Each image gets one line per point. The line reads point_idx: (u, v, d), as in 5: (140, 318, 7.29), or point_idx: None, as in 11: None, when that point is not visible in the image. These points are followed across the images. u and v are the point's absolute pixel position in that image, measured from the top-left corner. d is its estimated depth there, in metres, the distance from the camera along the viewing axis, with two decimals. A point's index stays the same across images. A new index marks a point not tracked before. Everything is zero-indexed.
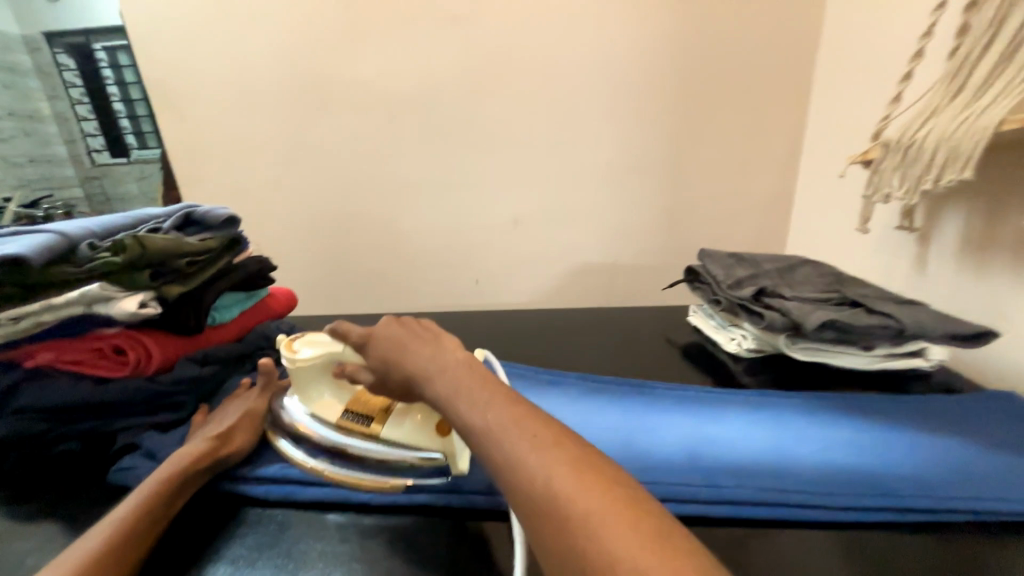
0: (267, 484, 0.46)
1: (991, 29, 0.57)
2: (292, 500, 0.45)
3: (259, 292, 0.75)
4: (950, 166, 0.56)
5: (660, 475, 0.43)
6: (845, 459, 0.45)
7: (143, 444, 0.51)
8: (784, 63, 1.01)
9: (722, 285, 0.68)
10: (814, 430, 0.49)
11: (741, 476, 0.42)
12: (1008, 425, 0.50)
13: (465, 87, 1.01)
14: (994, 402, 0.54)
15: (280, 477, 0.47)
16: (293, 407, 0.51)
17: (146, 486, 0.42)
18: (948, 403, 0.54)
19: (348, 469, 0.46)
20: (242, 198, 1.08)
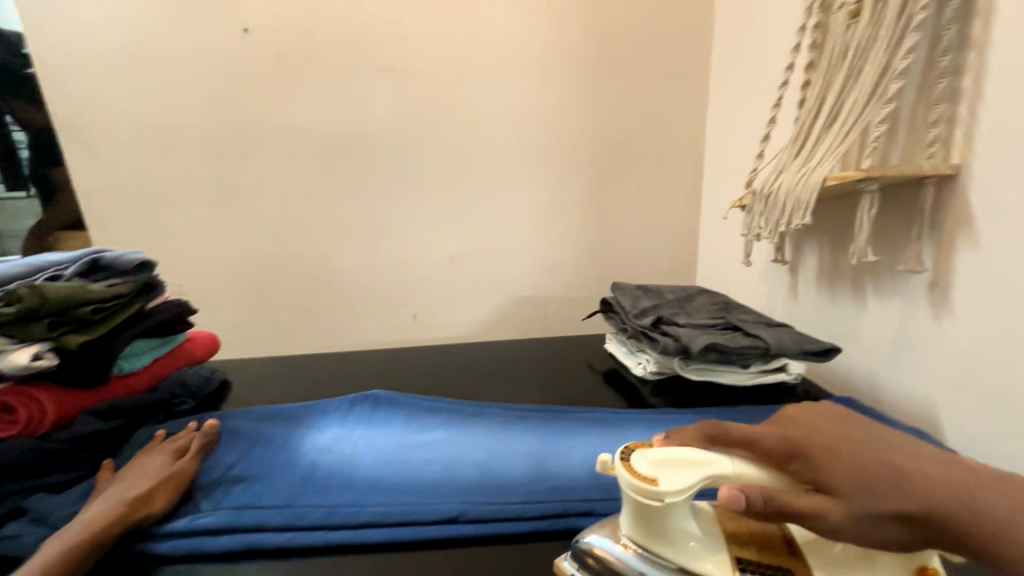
0: (176, 538, 0.45)
1: (817, 105, 0.72)
2: (200, 552, 0.44)
3: (176, 338, 0.73)
4: (795, 213, 0.69)
5: (525, 495, 0.48)
6: None
7: (32, 508, 0.47)
8: (681, 115, 1.17)
9: (629, 314, 0.77)
10: None
11: (595, 489, 0.48)
12: None
13: (397, 130, 1.07)
14: None
15: (188, 531, 0.45)
16: (637, 565, 0.33)
17: (45, 552, 0.40)
18: None
19: None
20: (163, 239, 1.04)
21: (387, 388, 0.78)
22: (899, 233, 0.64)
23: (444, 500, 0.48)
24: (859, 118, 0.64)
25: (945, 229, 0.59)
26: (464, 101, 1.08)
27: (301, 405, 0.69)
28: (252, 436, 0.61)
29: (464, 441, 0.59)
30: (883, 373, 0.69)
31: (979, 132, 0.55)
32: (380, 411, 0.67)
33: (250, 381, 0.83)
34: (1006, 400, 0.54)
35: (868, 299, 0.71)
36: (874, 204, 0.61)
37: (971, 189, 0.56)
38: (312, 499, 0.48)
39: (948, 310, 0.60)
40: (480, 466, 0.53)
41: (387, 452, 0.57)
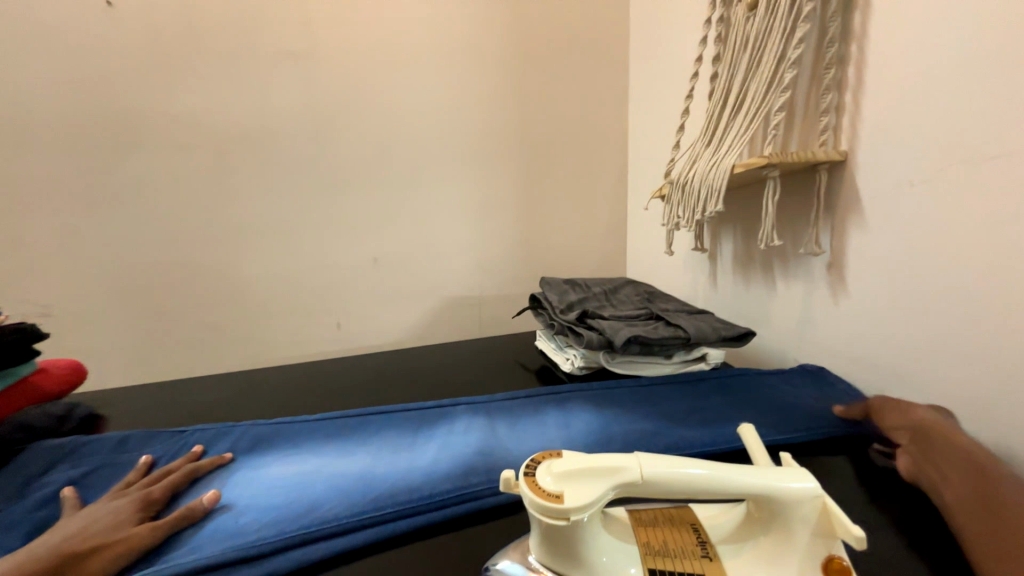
0: None
1: (723, 95, 0.73)
2: None
3: (19, 371, 0.60)
4: (709, 201, 0.70)
5: (375, 505, 0.42)
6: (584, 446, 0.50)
7: None
8: (604, 110, 1.18)
9: (556, 310, 0.74)
10: (577, 425, 0.55)
11: (440, 483, 0.45)
12: (752, 392, 0.63)
13: (305, 122, 0.97)
14: (747, 378, 0.68)
15: None
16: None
17: None
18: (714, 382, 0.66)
19: None
20: (4, 250, 0.85)
21: (293, 408, 0.70)
22: (800, 219, 0.67)
23: (284, 529, 0.40)
24: (760, 107, 0.66)
25: (838, 213, 0.63)
26: (379, 93, 1.01)
27: (165, 433, 0.57)
28: (94, 480, 0.49)
29: (344, 439, 0.55)
30: (794, 352, 0.73)
31: (862, 120, 0.59)
32: (264, 443, 0.55)
33: (123, 414, 0.70)
34: (895, 370, 0.58)
35: (777, 282, 0.74)
36: (778, 190, 0.63)
37: (858, 173, 0.60)
38: None
39: (844, 289, 0.63)
40: (365, 464, 0.49)
41: (255, 464, 0.50)
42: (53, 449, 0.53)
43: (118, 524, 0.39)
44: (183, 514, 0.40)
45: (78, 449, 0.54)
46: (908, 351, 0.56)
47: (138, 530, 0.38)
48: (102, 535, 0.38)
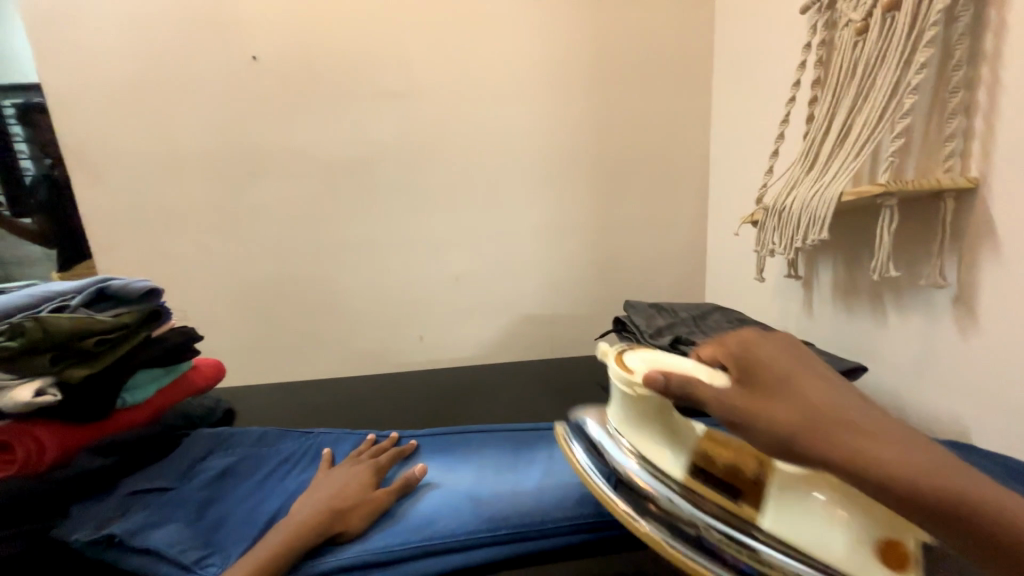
0: (137, 519, 0.45)
1: (826, 121, 0.71)
2: (146, 530, 0.44)
3: (180, 367, 0.69)
4: (810, 228, 0.68)
5: (492, 526, 0.45)
6: None
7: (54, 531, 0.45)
8: (685, 134, 1.18)
9: (645, 334, 0.75)
10: None
11: (551, 511, 0.47)
12: None
13: (404, 151, 1.07)
14: None
15: (157, 499, 0.49)
16: None
17: (277, 528, 0.42)
18: None
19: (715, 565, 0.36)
20: (162, 263, 1.02)
21: (393, 414, 0.76)
22: (917, 248, 0.63)
23: (413, 539, 0.44)
24: (871, 134, 0.64)
25: (966, 243, 0.58)
26: (469, 125, 1.09)
27: (294, 432, 0.65)
28: (244, 468, 0.57)
29: (449, 454, 0.59)
30: (910, 390, 0.67)
31: (997, 146, 0.55)
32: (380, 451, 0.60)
33: (250, 409, 0.80)
34: None
35: (888, 314, 0.69)
36: (893, 218, 0.60)
37: (992, 202, 0.56)
38: (252, 523, 0.46)
39: (974, 325, 0.58)
40: (475, 479, 0.53)
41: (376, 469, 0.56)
42: (213, 436, 0.63)
43: (345, 490, 0.47)
44: (403, 482, 0.50)
45: (230, 438, 0.63)
46: None
47: (375, 496, 0.47)
48: (356, 494, 0.47)
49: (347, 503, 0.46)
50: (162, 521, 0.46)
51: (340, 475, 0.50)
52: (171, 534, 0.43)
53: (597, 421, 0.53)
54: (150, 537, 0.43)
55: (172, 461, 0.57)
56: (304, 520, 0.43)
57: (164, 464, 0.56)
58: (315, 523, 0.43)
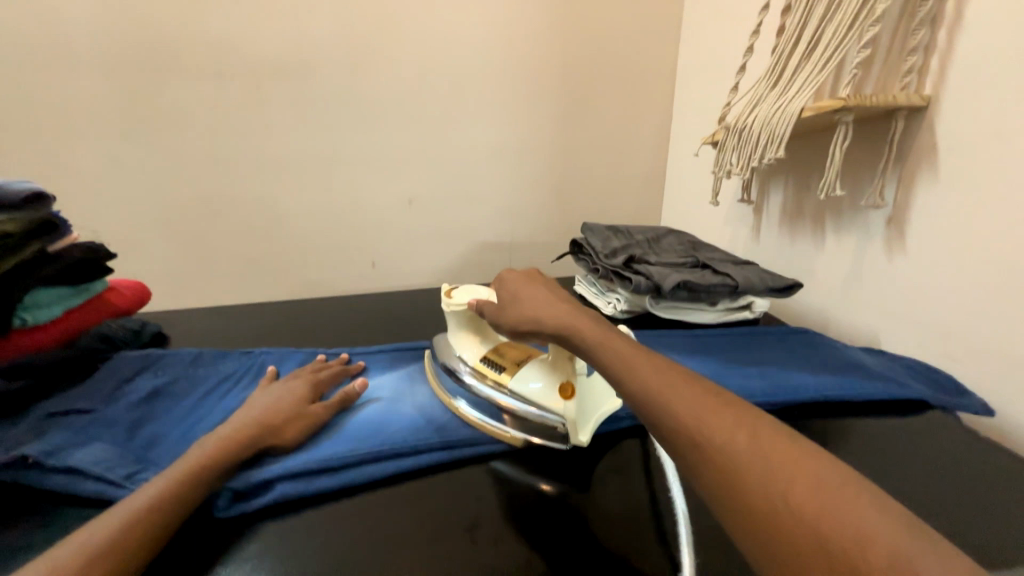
0: (52, 442, 0.41)
1: (797, 31, 0.68)
2: (64, 451, 0.40)
3: (94, 286, 0.63)
4: (769, 147, 0.67)
5: (444, 434, 0.46)
6: None
7: None
8: (653, 47, 1.10)
9: (600, 255, 0.75)
10: None
11: None
12: (796, 347, 0.65)
13: (342, 49, 0.93)
14: (788, 334, 0.70)
15: (75, 422, 0.45)
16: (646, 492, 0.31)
17: (208, 440, 0.40)
18: (755, 336, 0.68)
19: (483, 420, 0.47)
20: (55, 175, 0.86)
21: (344, 335, 0.73)
22: (864, 170, 0.65)
23: (363, 447, 0.44)
24: (839, 46, 0.61)
25: (908, 164, 0.60)
26: (418, 22, 0.96)
27: (235, 353, 0.62)
28: (178, 389, 0.53)
29: (401, 370, 0.58)
30: (835, 306, 0.73)
31: (954, 61, 0.55)
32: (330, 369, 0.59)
33: (184, 335, 0.74)
34: (943, 328, 0.58)
35: (827, 236, 0.73)
36: (847, 137, 0.60)
37: (939, 121, 0.57)
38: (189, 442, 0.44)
39: (901, 243, 0.62)
40: (427, 392, 0.53)
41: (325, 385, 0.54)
42: (141, 358, 0.58)
43: (280, 404, 0.46)
44: (343, 396, 0.49)
45: (160, 360, 0.59)
46: (960, 311, 0.56)
47: (314, 409, 0.46)
48: (292, 408, 0.46)
49: (284, 416, 0.44)
50: (83, 442, 0.42)
51: (278, 391, 0.48)
52: (97, 453, 0.40)
53: (443, 340, 0.57)
54: (70, 457, 0.39)
55: (92, 385, 0.52)
56: (236, 433, 0.41)
57: (82, 388, 0.51)
58: (249, 436, 0.41)
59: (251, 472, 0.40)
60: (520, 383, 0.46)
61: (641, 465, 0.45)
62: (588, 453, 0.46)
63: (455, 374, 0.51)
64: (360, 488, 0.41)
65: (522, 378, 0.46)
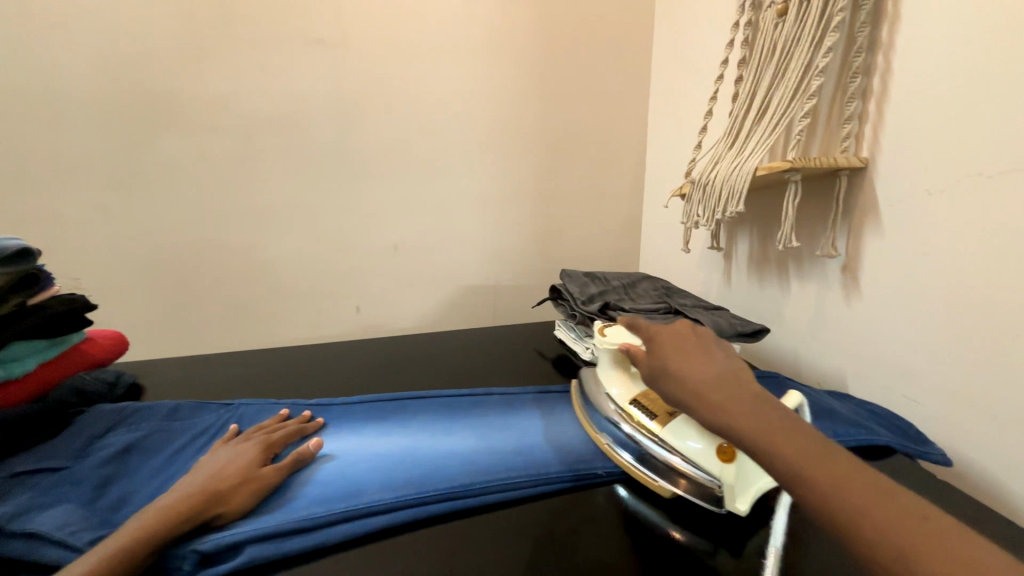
0: (12, 504, 0.40)
1: (748, 98, 0.75)
2: (24, 514, 0.39)
3: (69, 338, 0.62)
4: (730, 201, 0.72)
5: (418, 490, 0.46)
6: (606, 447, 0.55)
7: None
8: (625, 107, 1.20)
9: (577, 301, 0.78)
10: None
11: (479, 474, 0.48)
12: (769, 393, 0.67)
13: (335, 108, 0.99)
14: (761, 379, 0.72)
15: (39, 482, 0.44)
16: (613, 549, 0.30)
17: (159, 502, 0.39)
18: None
19: (633, 466, 0.49)
20: (41, 225, 0.87)
21: (325, 384, 0.73)
22: (817, 222, 0.70)
23: (332, 507, 0.43)
24: (785, 113, 0.68)
25: (855, 217, 0.65)
26: (407, 85, 1.03)
27: (214, 405, 0.61)
28: (151, 444, 0.52)
29: (380, 423, 0.58)
30: (803, 349, 0.76)
31: (884, 128, 0.61)
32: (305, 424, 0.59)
33: (160, 385, 0.73)
34: (902, 370, 0.61)
35: (791, 281, 0.77)
36: (798, 193, 0.66)
37: (877, 180, 0.62)
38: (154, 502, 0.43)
39: (857, 290, 0.66)
40: (404, 447, 0.53)
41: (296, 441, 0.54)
42: (114, 411, 0.57)
43: (228, 469, 0.44)
44: (302, 455, 0.49)
45: (135, 413, 0.58)
46: (916, 353, 0.59)
47: (267, 471, 0.46)
48: (243, 470, 0.45)
49: (236, 479, 0.43)
50: (45, 505, 0.41)
51: (231, 452, 0.47)
52: (58, 518, 0.39)
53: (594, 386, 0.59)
54: (29, 522, 0.38)
55: (59, 441, 0.51)
56: (185, 497, 0.40)
57: (49, 445, 0.50)
58: (201, 500, 0.40)
59: (208, 538, 0.39)
60: (676, 436, 0.46)
61: (616, 524, 0.44)
62: (561, 506, 0.46)
63: (607, 414, 0.54)
64: (324, 553, 0.40)
65: (676, 431, 0.46)
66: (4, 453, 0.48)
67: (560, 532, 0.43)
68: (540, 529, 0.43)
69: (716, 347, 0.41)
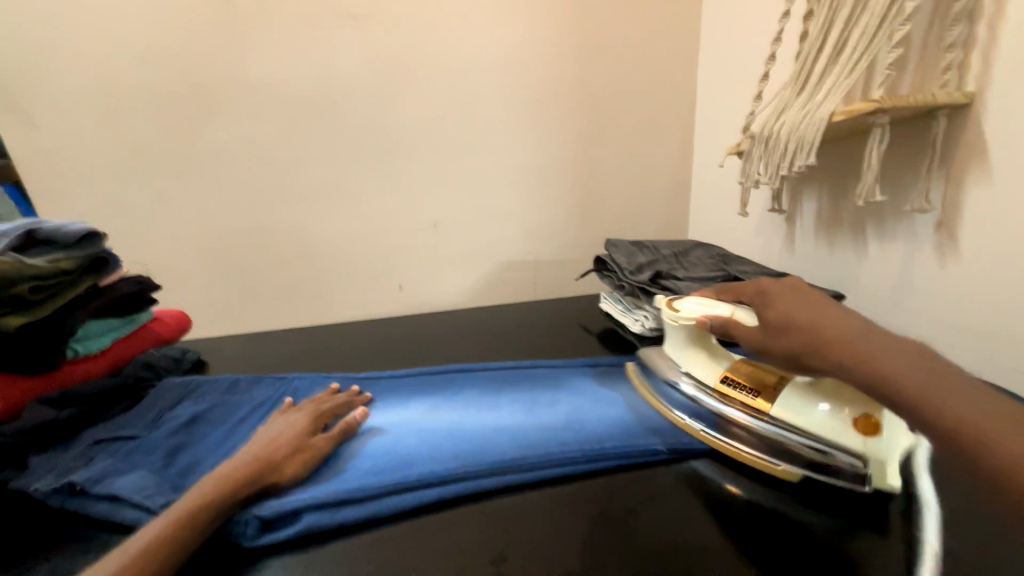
0: (96, 470, 0.43)
1: (822, 34, 0.65)
2: (107, 479, 0.42)
3: (140, 317, 0.66)
4: (799, 154, 0.65)
5: (466, 463, 0.45)
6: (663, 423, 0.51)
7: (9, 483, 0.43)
8: (672, 61, 1.10)
9: (625, 272, 0.74)
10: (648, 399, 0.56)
11: (529, 448, 0.47)
12: None
13: (368, 83, 0.98)
14: None
15: (117, 449, 0.47)
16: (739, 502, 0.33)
17: (222, 467, 0.40)
18: None
19: (726, 444, 0.46)
20: (109, 215, 0.93)
21: (372, 359, 0.74)
22: (906, 173, 0.61)
23: (384, 479, 0.43)
24: (869, 46, 0.59)
25: (956, 162, 0.56)
26: (440, 55, 0.99)
27: (269, 379, 0.63)
28: (214, 416, 0.55)
29: (426, 398, 0.58)
30: (883, 318, 0.68)
31: (997, 55, 0.52)
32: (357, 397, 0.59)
33: (221, 361, 0.77)
34: (1013, 339, 0.53)
35: (869, 242, 0.69)
36: (884, 139, 0.57)
37: (988, 118, 0.53)
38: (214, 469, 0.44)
39: (954, 250, 0.58)
40: (451, 421, 0.52)
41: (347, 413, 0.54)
42: (181, 385, 0.60)
43: (279, 439, 0.45)
44: (348, 426, 0.49)
45: (199, 386, 0.61)
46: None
47: (318, 441, 0.46)
48: (293, 439, 0.45)
49: (290, 450, 0.44)
50: (123, 471, 0.43)
51: (282, 424, 0.48)
52: (135, 482, 0.41)
53: (655, 353, 0.58)
54: (110, 486, 0.41)
55: (134, 412, 0.55)
56: (243, 467, 0.41)
57: (126, 416, 0.54)
58: (256, 470, 0.41)
59: (270, 505, 0.40)
60: (792, 410, 0.43)
61: (678, 504, 0.42)
62: (616, 484, 0.44)
63: (684, 392, 0.51)
64: (378, 521, 0.41)
65: (789, 406, 0.43)
66: (88, 423, 0.52)
67: (617, 511, 0.41)
68: (593, 506, 0.42)
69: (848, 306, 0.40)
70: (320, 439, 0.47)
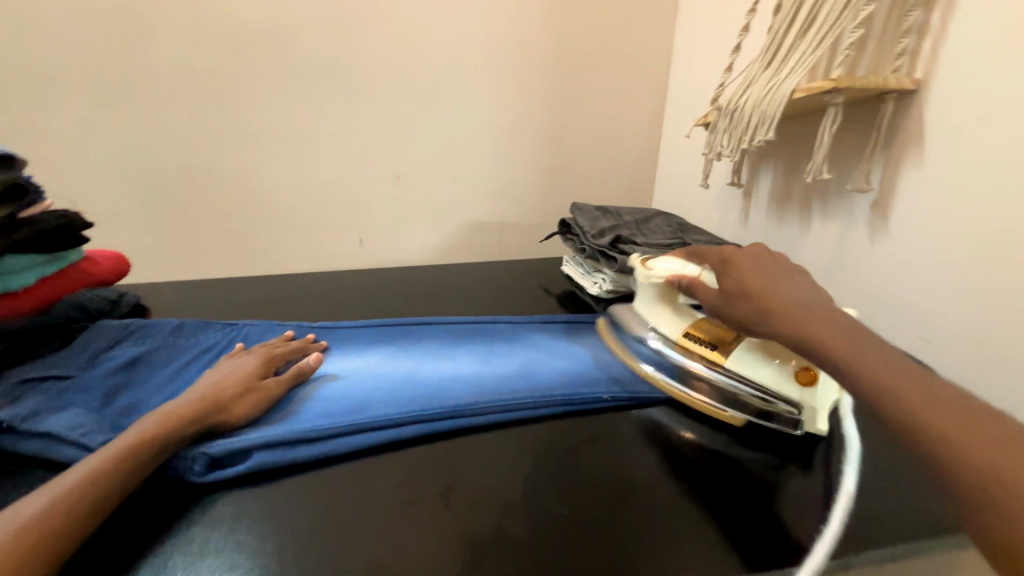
0: (25, 407, 0.41)
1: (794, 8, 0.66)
2: (38, 416, 0.40)
3: (67, 255, 0.61)
4: (759, 128, 0.67)
5: (419, 407, 0.46)
6: (611, 375, 0.54)
7: None
8: (650, 25, 1.08)
9: (588, 235, 0.75)
10: (599, 355, 0.59)
11: (482, 395, 0.49)
12: None
13: (329, 16, 0.90)
14: None
15: (49, 387, 0.45)
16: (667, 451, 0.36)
17: (164, 406, 0.40)
18: None
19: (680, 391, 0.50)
20: (30, 142, 0.84)
21: (329, 311, 0.73)
22: (852, 154, 0.65)
23: (337, 421, 0.43)
24: (834, 24, 0.60)
25: (897, 146, 0.60)
26: None
27: (217, 325, 0.61)
28: (157, 358, 0.53)
29: (383, 348, 0.58)
30: None
31: (944, 44, 0.55)
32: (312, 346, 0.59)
33: (165, 307, 0.73)
34: (923, 312, 0.59)
35: (813, 219, 0.73)
36: (837, 119, 0.60)
37: (929, 105, 0.56)
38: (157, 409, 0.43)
39: (884, 229, 0.63)
40: (408, 369, 0.53)
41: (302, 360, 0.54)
42: (119, 327, 0.57)
43: (227, 380, 0.44)
44: (300, 371, 0.49)
45: (140, 328, 0.58)
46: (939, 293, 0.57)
47: (268, 383, 0.46)
48: (242, 381, 0.45)
49: (239, 391, 0.44)
50: (56, 408, 0.41)
51: (230, 366, 0.47)
52: (69, 419, 0.40)
53: (623, 310, 0.61)
54: (41, 422, 0.39)
55: (66, 352, 0.52)
56: (187, 406, 0.40)
57: (57, 356, 0.51)
58: (201, 409, 0.40)
59: (217, 444, 0.39)
60: (740, 364, 0.46)
61: (617, 446, 0.45)
62: (563, 428, 0.47)
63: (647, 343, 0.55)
64: (330, 460, 0.41)
65: (737, 359, 0.47)
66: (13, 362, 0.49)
67: (560, 452, 0.44)
68: (539, 447, 0.44)
69: (803, 271, 0.41)
70: (272, 381, 0.46)
